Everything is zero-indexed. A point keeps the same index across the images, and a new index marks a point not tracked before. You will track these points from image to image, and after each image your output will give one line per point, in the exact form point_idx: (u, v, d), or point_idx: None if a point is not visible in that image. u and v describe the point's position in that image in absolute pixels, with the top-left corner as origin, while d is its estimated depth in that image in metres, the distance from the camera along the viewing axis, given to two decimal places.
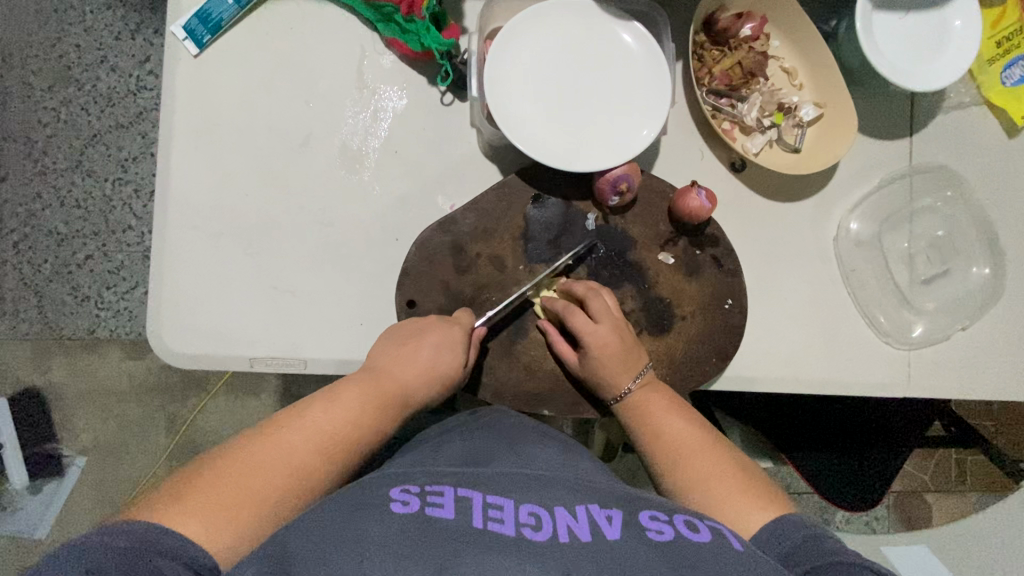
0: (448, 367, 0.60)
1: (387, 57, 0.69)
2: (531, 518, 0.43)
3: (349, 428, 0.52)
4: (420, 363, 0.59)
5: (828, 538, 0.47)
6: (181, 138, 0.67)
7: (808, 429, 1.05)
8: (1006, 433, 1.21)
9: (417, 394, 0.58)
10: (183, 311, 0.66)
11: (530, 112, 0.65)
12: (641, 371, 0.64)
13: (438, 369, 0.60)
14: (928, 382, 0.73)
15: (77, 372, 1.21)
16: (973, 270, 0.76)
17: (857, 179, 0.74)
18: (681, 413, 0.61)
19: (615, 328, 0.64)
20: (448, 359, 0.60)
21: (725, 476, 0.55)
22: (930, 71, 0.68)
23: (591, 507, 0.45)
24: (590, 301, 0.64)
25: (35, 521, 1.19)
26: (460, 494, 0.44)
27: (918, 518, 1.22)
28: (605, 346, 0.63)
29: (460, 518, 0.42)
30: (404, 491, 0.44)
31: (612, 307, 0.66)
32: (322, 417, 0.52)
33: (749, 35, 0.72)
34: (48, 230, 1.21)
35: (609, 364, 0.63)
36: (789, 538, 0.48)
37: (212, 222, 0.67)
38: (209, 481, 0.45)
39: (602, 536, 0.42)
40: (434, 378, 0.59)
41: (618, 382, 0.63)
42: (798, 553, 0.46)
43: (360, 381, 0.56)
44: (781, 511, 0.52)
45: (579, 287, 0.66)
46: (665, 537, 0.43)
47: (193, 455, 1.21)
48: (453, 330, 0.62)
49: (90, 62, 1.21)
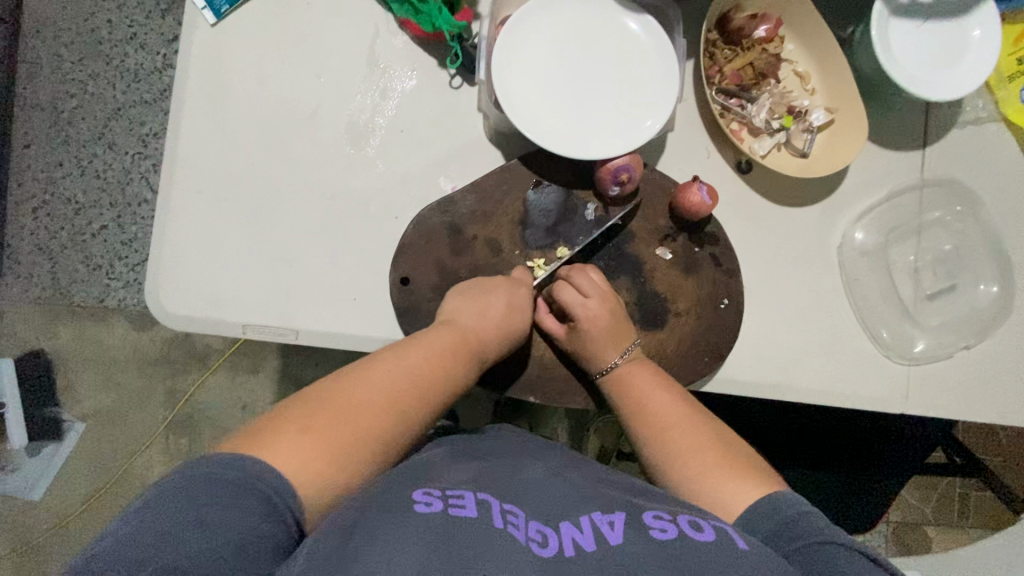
0: (518, 329, 0.64)
1: (400, 38, 0.70)
2: (538, 533, 0.42)
3: (433, 382, 0.55)
4: (488, 329, 0.61)
5: (810, 516, 0.47)
6: (194, 104, 0.68)
7: (805, 447, 1.04)
8: (1011, 467, 1.18)
9: (491, 350, 0.63)
10: (181, 271, 0.67)
11: (536, 99, 0.65)
12: (628, 347, 0.64)
13: (504, 331, 0.63)
14: (928, 400, 0.71)
15: (84, 338, 1.23)
16: (981, 288, 0.74)
17: (866, 188, 0.73)
18: (664, 387, 0.62)
19: (604, 302, 0.64)
20: (515, 322, 0.64)
21: (704, 449, 0.55)
22: (945, 82, 0.67)
23: (594, 512, 0.44)
24: (575, 277, 0.65)
25: (33, 482, 1.21)
26: (479, 498, 0.44)
27: (916, 550, 1.18)
28: (594, 320, 0.63)
29: (482, 519, 0.42)
30: (426, 493, 0.44)
31: (599, 282, 0.66)
32: (401, 375, 0.54)
33: (763, 36, 0.71)
34: (66, 197, 1.23)
35: (597, 338, 0.63)
36: (773, 518, 0.48)
37: (217, 188, 0.68)
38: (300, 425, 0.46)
39: (605, 546, 0.41)
40: (508, 335, 0.63)
41: (604, 356, 0.64)
42: (783, 536, 0.47)
43: (440, 334, 0.59)
44: (770, 490, 0.51)
45: (563, 268, 0.67)
46: (669, 537, 0.42)
47: (189, 428, 1.22)
48: (522, 289, 0.65)
49: (121, 38, 1.24)
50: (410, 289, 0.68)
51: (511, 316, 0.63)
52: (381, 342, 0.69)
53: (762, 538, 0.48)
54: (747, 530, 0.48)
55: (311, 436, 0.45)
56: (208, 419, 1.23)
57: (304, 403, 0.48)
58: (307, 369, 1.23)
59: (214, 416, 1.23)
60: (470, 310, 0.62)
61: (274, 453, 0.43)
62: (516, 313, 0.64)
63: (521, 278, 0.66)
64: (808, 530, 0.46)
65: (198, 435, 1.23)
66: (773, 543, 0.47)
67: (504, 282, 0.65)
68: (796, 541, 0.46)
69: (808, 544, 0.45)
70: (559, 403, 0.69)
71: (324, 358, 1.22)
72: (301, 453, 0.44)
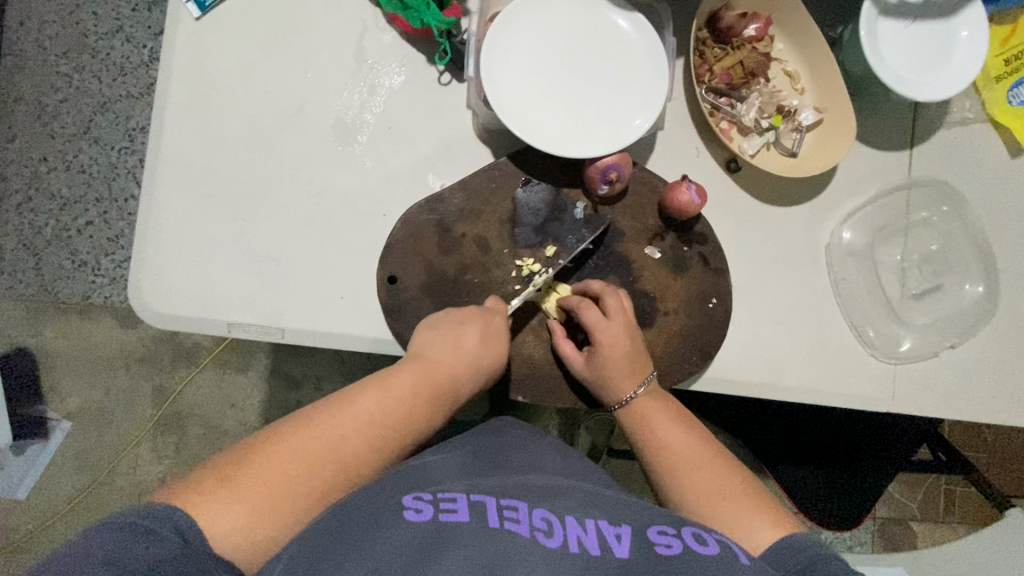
0: (489, 364, 0.60)
1: (389, 33, 0.69)
2: (544, 522, 0.42)
3: (395, 426, 0.53)
4: (459, 364, 0.59)
5: (835, 560, 0.46)
6: (178, 99, 0.67)
7: (792, 443, 1.05)
8: (996, 464, 1.19)
9: (463, 388, 0.59)
10: (165, 268, 0.66)
11: (525, 97, 0.64)
12: (646, 381, 0.63)
13: (478, 363, 0.59)
14: (913, 399, 0.72)
15: (69, 336, 1.21)
16: (966, 288, 0.75)
17: (854, 188, 0.73)
18: (681, 424, 0.61)
19: (627, 326, 0.63)
20: (480, 363, 0.60)
21: (723, 490, 0.55)
22: (933, 83, 0.67)
23: (601, 519, 0.44)
24: (606, 297, 0.64)
25: (16, 482, 1.20)
26: (473, 500, 0.44)
27: (902, 546, 1.20)
28: (617, 344, 0.63)
29: (475, 523, 0.42)
30: (416, 499, 0.44)
31: (627, 307, 0.65)
32: (360, 417, 0.52)
33: (753, 35, 0.71)
34: (50, 193, 1.21)
35: (616, 367, 0.62)
36: (800, 556, 0.48)
37: (202, 184, 0.67)
38: (247, 473, 0.47)
39: (612, 556, 0.41)
40: (477, 372, 0.60)
41: (620, 388, 0.63)
42: (803, 574, 0.46)
43: (410, 371, 0.56)
44: (786, 531, 0.51)
45: (595, 283, 0.66)
46: (674, 552, 0.42)
47: (177, 426, 1.21)
48: (494, 322, 0.62)
49: (106, 31, 1.22)
50: (398, 288, 0.67)
51: (478, 354, 0.60)
52: (369, 341, 0.68)
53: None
54: (769, 563, 0.48)
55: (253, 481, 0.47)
56: (196, 418, 1.22)
57: (257, 451, 0.49)
58: (296, 368, 1.22)
59: (202, 415, 1.22)
60: (440, 347, 0.59)
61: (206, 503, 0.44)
62: (490, 342, 0.61)
63: (495, 308, 0.63)
64: (827, 571, 0.45)
65: (185, 435, 1.21)
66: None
67: (478, 313, 0.62)
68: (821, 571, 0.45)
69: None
70: (547, 401, 0.69)
71: (313, 356, 1.21)
72: (238, 502, 0.45)
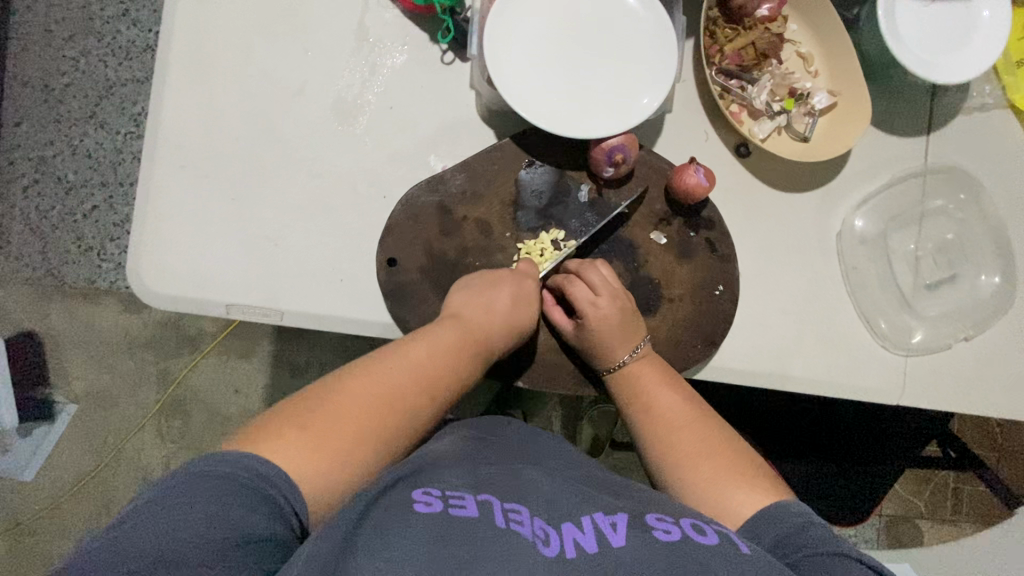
0: (522, 325, 0.62)
1: (392, 11, 0.68)
2: (542, 531, 0.41)
3: (442, 377, 0.55)
4: (492, 324, 0.59)
5: (818, 527, 0.47)
6: (178, 77, 0.66)
7: (799, 437, 1.04)
8: (1009, 464, 1.17)
9: (500, 342, 0.61)
10: (164, 249, 0.66)
11: (528, 77, 0.62)
12: (637, 346, 0.63)
13: (509, 325, 0.60)
14: (924, 393, 0.70)
15: (75, 319, 1.21)
16: (982, 279, 0.73)
17: (868, 174, 0.71)
18: (675, 388, 0.61)
19: (614, 300, 0.62)
20: (519, 319, 0.61)
21: (713, 455, 0.54)
22: (954, 64, 0.65)
23: (596, 512, 0.44)
24: (586, 274, 0.64)
25: (24, 463, 1.21)
26: (481, 498, 0.43)
27: (909, 544, 1.18)
28: (604, 319, 0.61)
29: (485, 519, 0.41)
30: (426, 493, 0.43)
31: (608, 278, 0.64)
32: (415, 364, 0.54)
33: (766, 15, 0.68)
34: (57, 177, 1.21)
35: (607, 338, 0.61)
36: (779, 525, 0.47)
37: (203, 163, 0.66)
38: (305, 423, 0.46)
39: (608, 547, 0.41)
40: (513, 330, 0.61)
41: (613, 354, 0.62)
42: (788, 544, 0.46)
43: (448, 326, 0.58)
44: (778, 498, 0.50)
45: (573, 262, 0.65)
46: (673, 539, 0.42)
47: (181, 411, 1.21)
48: (524, 283, 0.62)
49: (113, 15, 1.21)
50: (397, 271, 0.66)
51: (511, 314, 0.60)
52: (368, 324, 0.67)
53: (768, 544, 0.47)
54: (747, 535, 0.48)
55: (314, 427, 0.46)
56: (199, 403, 1.22)
57: (304, 407, 0.48)
58: (300, 356, 1.22)
59: (205, 400, 1.22)
60: (474, 305, 0.60)
61: (279, 450, 0.43)
62: (522, 303, 0.61)
63: (525, 271, 0.63)
64: (813, 540, 0.45)
65: (189, 420, 1.22)
66: (776, 550, 0.46)
67: (508, 276, 0.62)
68: (799, 550, 0.45)
69: (811, 554, 0.44)
70: (548, 388, 0.68)
71: (317, 343, 1.21)
72: (299, 448, 0.44)
